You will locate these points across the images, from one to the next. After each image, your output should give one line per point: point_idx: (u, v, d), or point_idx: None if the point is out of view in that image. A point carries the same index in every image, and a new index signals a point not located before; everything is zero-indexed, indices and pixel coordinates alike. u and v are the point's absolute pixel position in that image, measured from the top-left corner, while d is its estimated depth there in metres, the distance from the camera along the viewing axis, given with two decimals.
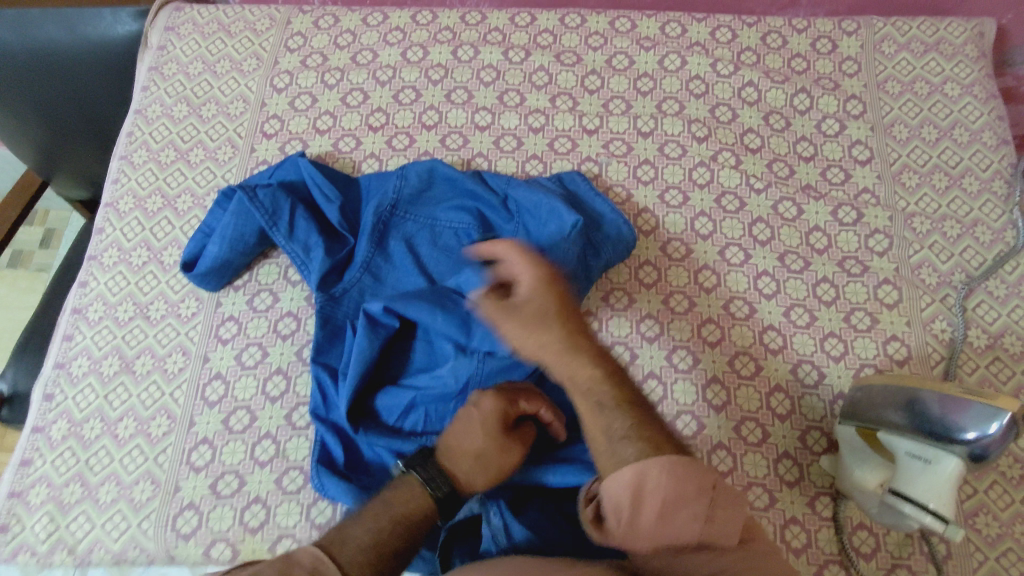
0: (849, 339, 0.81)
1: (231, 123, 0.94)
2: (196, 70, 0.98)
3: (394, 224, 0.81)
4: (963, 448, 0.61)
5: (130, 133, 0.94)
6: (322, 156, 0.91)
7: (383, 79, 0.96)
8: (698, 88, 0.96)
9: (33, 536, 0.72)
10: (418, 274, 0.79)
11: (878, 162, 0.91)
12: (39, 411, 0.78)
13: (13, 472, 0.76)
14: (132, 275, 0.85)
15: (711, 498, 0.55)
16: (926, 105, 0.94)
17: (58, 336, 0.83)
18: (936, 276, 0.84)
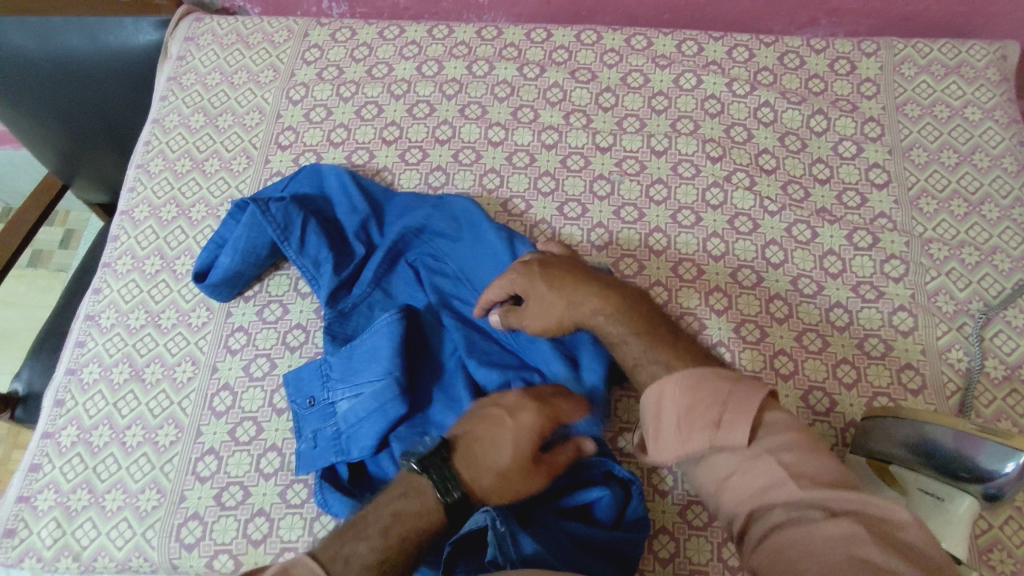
0: (862, 366, 0.80)
1: (246, 133, 0.94)
2: (213, 81, 0.99)
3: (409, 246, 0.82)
4: (977, 486, 0.60)
5: (147, 142, 0.95)
6: (336, 169, 0.92)
7: (398, 93, 0.96)
8: (713, 107, 0.95)
9: (39, 541, 0.73)
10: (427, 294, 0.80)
11: (895, 186, 0.90)
12: (50, 416, 0.79)
13: (22, 477, 0.76)
14: (145, 283, 0.86)
15: (720, 404, 0.56)
16: (945, 129, 0.93)
17: (71, 342, 0.84)
18: (952, 303, 0.83)
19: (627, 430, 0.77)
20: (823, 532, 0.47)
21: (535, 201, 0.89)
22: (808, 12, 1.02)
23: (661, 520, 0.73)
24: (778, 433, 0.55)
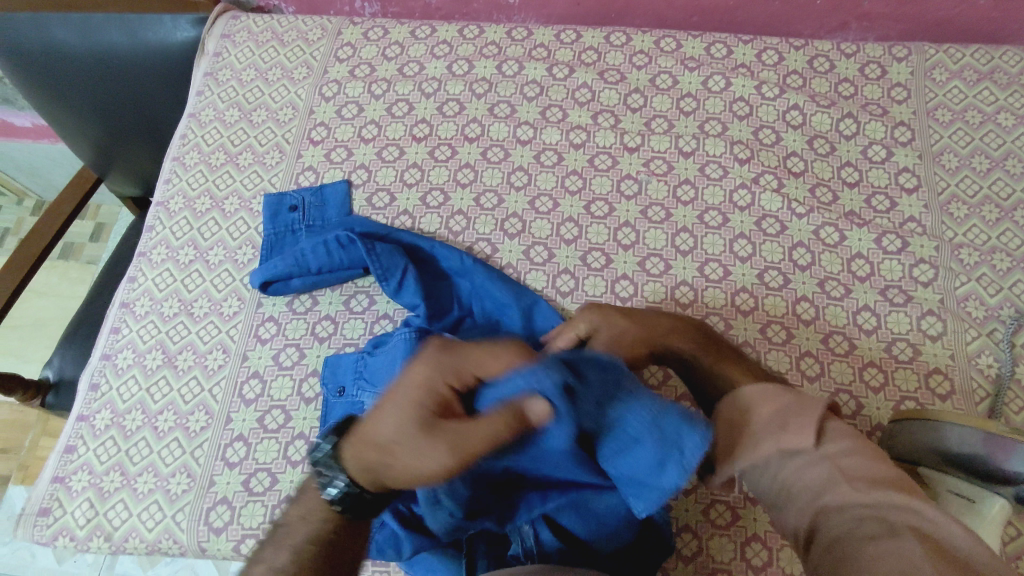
0: (890, 369, 0.79)
1: (280, 129, 0.96)
2: (248, 77, 1.01)
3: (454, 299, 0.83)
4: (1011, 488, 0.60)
5: (183, 135, 0.97)
6: (366, 165, 0.93)
7: (429, 91, 0.98)
8: (742, 109, 0.96)
9: (72, 521, 0.75)
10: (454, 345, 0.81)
11: (926, 190, 0.89)
12: (85, 400, 0.81)
13: (57, 458, 0.78)
14: (179, 272, 0.87)
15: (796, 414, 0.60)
16: (977, 134, 0.92)
17: (106, 328, 0.86)
18: (983, 309, 0.82)
19: None
20: (871, 548, 0.47)
21: (562, 199, 0.90)
22: (839, 16, 1.02)
23: (685, 518, 0.73)
24: (850, 445, 0.58)
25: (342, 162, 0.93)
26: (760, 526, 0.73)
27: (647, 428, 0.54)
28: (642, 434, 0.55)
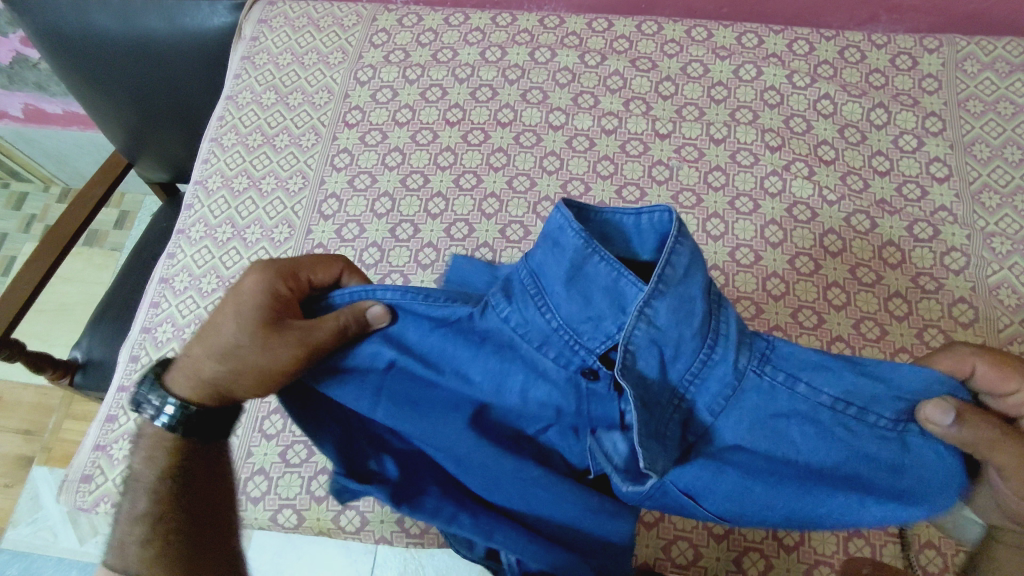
0: (921, 356, 0.80)
1: (316, 112, 0.98)
2: (285, 61, 1.02)
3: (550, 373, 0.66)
4: None
5: (221, 117, 0.99)
6: (400, 147, 0.94)
7: (462, 77, 0.99)
8: (773, 98, 0.96)
9: (113, 488, 0.76)
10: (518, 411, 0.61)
11: (957, 179, 0.90)
12: (126, 371, 0.83)
13: (99, 427, 0.80)
14: (216, 250, 0.89)
15: None
16: (1009, 125, 0.93)
17: (146, 303, 0.87)
18: (1015, 297, 0.82)
19: None
20: None
21: (594, 183, 0.91)
22: (869, 8, 1.03)
23: None
24: None
25: (376, 145, 0.95)
26: None
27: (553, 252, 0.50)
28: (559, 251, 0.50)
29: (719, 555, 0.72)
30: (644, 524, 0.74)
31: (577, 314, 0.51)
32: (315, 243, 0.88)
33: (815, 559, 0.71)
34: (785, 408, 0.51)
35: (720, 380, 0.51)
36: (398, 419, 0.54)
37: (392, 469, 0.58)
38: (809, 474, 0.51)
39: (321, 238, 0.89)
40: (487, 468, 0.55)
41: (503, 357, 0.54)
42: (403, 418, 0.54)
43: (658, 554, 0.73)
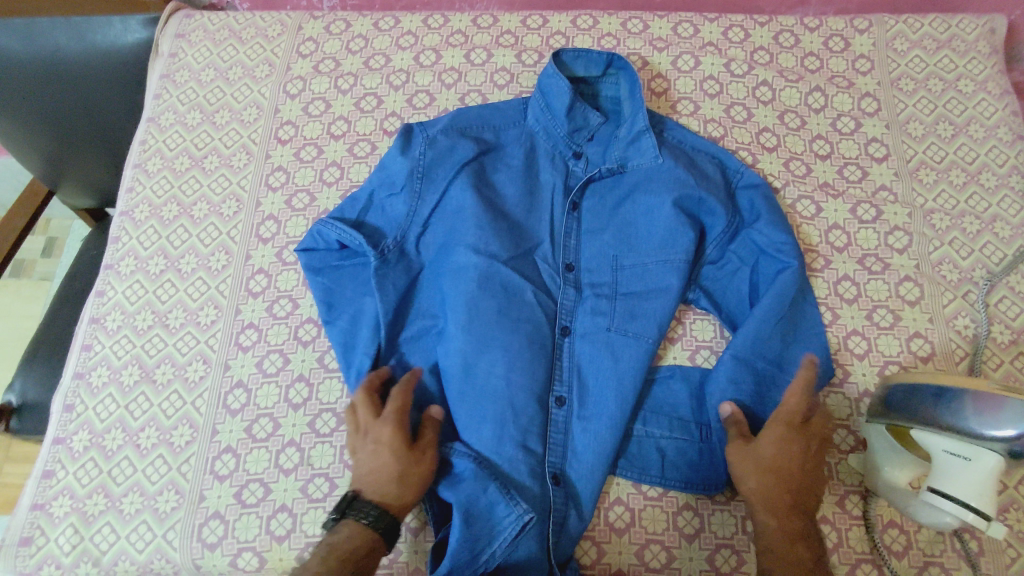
0: (873, 337, 0.81)
1: (245, 129, 0.93)
2: (208, 78, 0.97)
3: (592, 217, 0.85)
4: (1003, 445, 0.58)
5: (143, 141, 0.93)
6: (338, 162, 0.91)
7: (397, 83, 0.96)
8: (712, 87, 0.96)
9: (57, 548, 0.71)
10: (558, 225, 0.84)
11: (895, 159, 0.91)
12: (60, 422, 0.78)
13: (35, 484, 0.75)
14: (150, 284, 0.84)
15: None
16: (940, 101, 0.94)
17: (77, 346, 0.82)
18: (957, 272, 0.84)
19: (644, 409, 0.78)
20: None
21: None
22: None
23: (685, 497, 0.75)
24: None
25: (312, 161, 0.91)
26: None
27: (555, 86, 0.85)
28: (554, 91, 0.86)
29: (693, 555, 0.72)
30: (614, 530, 0.74)
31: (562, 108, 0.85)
32: (255, 269, 0.84)
33: None
34: (644, 206, 0.83)
35: (635, 99, 0.86)
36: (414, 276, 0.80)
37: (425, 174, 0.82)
38: (656, 228, 0.82)
39: (260, 263, 0.85)
40: (500, 118, 0.88)
41: (522, 108, 0.90)
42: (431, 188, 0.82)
43: (631, 559, 0.73)
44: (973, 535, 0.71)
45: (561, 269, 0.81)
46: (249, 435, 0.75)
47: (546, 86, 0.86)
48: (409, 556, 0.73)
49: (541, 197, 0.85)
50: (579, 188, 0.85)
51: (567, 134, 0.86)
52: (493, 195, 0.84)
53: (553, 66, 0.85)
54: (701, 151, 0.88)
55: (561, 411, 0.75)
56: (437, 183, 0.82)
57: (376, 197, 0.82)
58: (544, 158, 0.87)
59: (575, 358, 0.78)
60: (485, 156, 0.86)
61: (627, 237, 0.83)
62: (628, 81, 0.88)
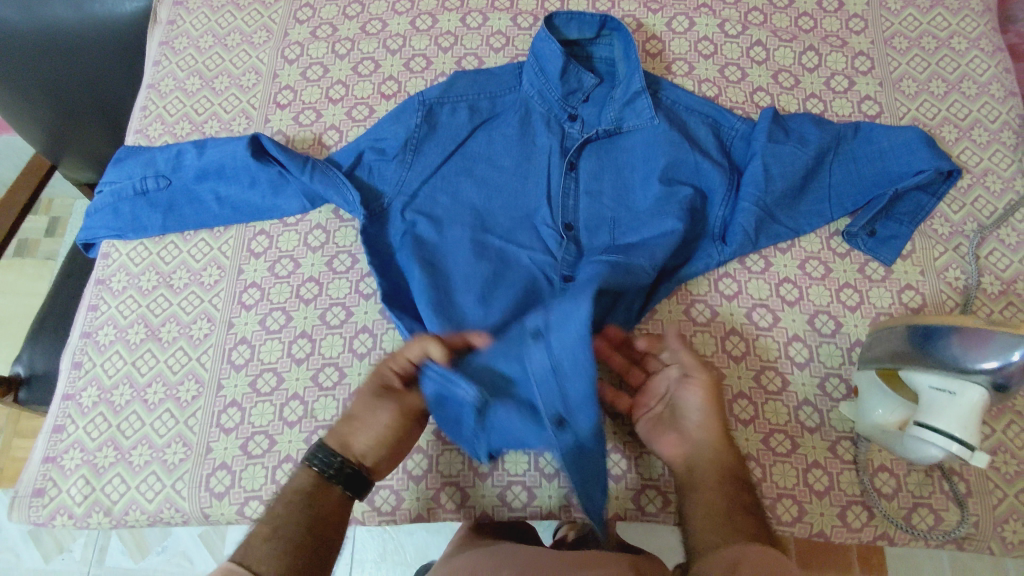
0: (864, 289, 0.82)
1: (244, 94, 0.94)
2: (207, 44, 0.98)
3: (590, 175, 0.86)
4: (986, 377, 0.61)
5: (144, 107, 0.94)
6: (337, 125, 0.92)
7: (394, 48, 0.96)
8: (707, 48, 0.97)
9: (69, 499, 0.73)
10: (556, 184, 0.85)
11: (888, 116, 0.92)
12: (69, 379, 0.79)
13: (46, 439, 0.76)
14: (154, 245, 0.85)
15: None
16: (933, 59, 0.95)
17: (84, 306, 0.84)
18: (948, 226, 0.85)
19: None
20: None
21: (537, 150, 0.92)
22: None
23: None
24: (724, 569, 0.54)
25: (311, 124, 0.92)
26: (753, 445, 0.76)
27: (548, 47, 0.86)
28: (547, 52, 0.86)
29: None
30: (612, 477, 0.76)
31: (556, 70, 0.86)
32: (257, 231, 0.85)
33: (777, 493, 0.74)
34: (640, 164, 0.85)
35: (629, 60, 0.88)
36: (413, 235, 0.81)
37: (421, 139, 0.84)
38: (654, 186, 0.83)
39: (261, 224, 0.86)
40: (495, 81, 0.89)
41: (515, 71, 0.90)
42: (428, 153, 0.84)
43: (628, 505, 0.75)
44: (962, 477, 0.73)
45: (559, 229, 0.82)
46: (253, 389, 0.77)
47: (540, 48, 0.87)
48: (411, 504, 0.75)
49: (538, 160, 0.86)
50: (577, 148, 0.85)
51: (562, 95, 0.87)
52: (488, 166, 0.85)
53: (546, 29, 0.86)
54: (696, 112, 0.88)
55: None
56: (428, 155, 0.84)
57: (366, 161, 0.84)
58: (541, 120, 0.88)
59: None
60: (481, 127, 0.87)
61: (624, 198, 0.84)
62: (622, 42, 0.89)
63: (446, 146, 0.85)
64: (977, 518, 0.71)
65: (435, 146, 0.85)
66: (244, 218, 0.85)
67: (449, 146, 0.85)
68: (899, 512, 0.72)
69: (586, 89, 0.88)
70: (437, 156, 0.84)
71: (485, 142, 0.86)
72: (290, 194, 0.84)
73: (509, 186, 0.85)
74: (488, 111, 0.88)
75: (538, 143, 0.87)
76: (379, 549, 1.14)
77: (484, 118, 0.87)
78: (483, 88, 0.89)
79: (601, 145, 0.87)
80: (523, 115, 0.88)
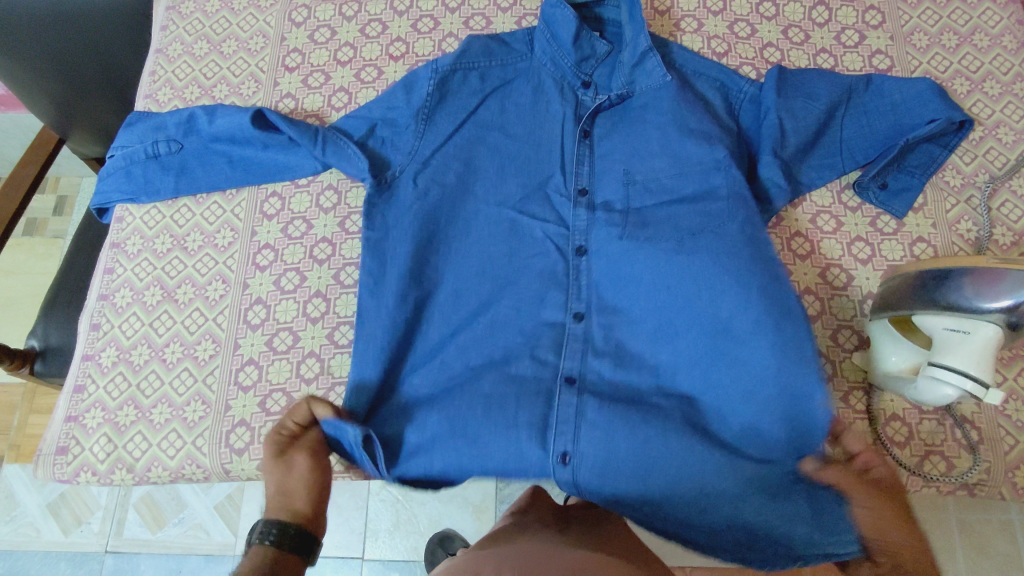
0: (876, 242, 0.83)
1: (253, 58, 0.94)
2: (213, 8, 0.97)
3: (612, 141, 0.83)
4: (999, 315, 0.61)
5: (153, 72, 0.94)
6: (346, 87, 0.92)
7: (401, 9, 0.96)
8: (716, 5, 0.96)
9: (92, 456, 0.75)
10: (563, 154, 0.82)
11: (899, 70, 0.91)
12: (88, 340, 0.80)
13: (67, 399, 0.78)
14: (167, 209, 0.86)
15: None
16: (945, 12, 0.94)
17: (99, 270, 0.84)
18: (960, 178, 0.85)
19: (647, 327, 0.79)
20: None
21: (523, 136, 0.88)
22: None
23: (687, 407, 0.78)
24: None
25: (320, 87, 0.92)
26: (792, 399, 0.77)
27: (558, 9, 0.83)
28: (555, 17, 0.84)
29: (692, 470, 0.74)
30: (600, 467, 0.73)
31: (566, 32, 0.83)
32: (270, 192, 0.86)
33: None
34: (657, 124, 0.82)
35: (636, 18, 0.84)
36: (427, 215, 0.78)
37: (433, 111, 0.82)
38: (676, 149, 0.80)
39: (274, 187, 0.86)
40: (503, 47, 0.86)
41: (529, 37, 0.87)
42: (438, 123, 0.82)
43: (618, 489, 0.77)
44: (974, 425, 0.73)
45: (574, 193, 0.80)
46: (269, 347, 0.78)
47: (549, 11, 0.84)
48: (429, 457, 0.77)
49: (551, 128, 0.83)
50: (590, 116, 0.83)
51: (573, 60, 0.85)
52: (500, 134, 0.83)
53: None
54: (703, 77, 0.86)
55: (578, 324, 0.75)
56: (439, 125, 0.82)
57: (378, 132, 0.82)
58: (553, 86, 0.85)
59: (592, 276, 0.77)
60: (492, 95, 0.85)
61: (643, 160, 0.80)
62: (627, 2, 0.85)
63: (456, 116, 0.83)
64: (989, 464, 0.72)
65: (449, 120, 0.82)
66: (257, 178, 0.85)
67: (460, 116, 0.83)
68: (911, 460, 0.73)
69: (598, 53, 0.86)
70: (451, 124, 0.82)
71: (496, 109, 0.84)
72: (303, 156, 0.82)
73: (524, 157, 0.82)
74: (497, 77, 0.85)
75: (551, 110, 0.84)
76: (392, 520, 1.15)
77: (490, 88, 0.84)
78: (493, 50, 0.86)
79: (613, 113, 0.85)
80: (530, 84, 0.85)
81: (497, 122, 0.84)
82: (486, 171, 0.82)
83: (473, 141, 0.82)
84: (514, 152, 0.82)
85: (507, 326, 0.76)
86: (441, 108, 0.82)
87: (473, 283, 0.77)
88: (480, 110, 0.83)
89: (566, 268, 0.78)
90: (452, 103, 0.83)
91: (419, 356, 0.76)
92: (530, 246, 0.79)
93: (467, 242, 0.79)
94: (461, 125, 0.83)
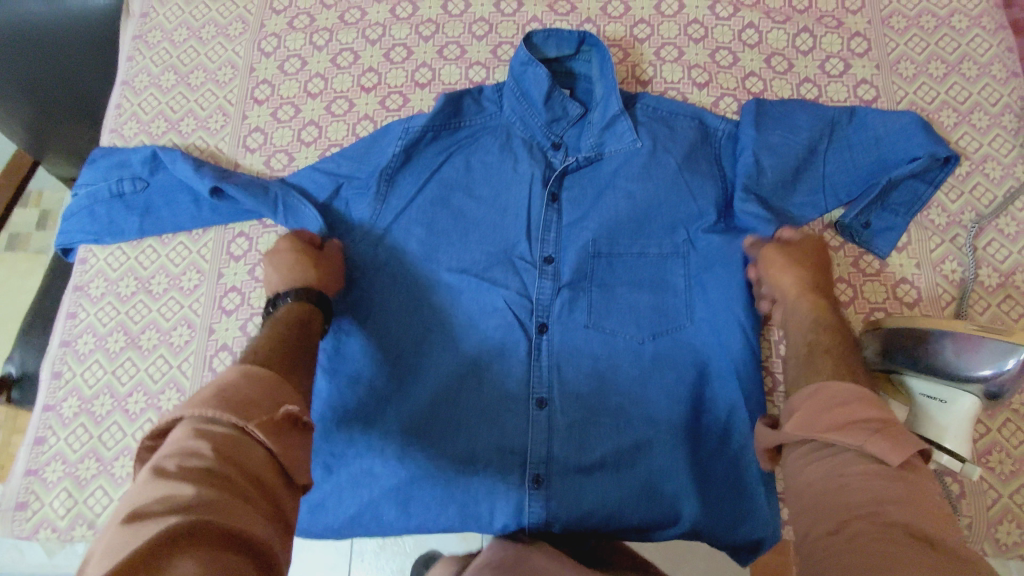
0: (858, 283, 0.81)
1: (221, 90, 0.92)
2: (181, 37, 0.95)
3: (579, 204, 0.80)
4: (980, 386, 0.61)
5: (118, 105, 0.92)
6: (315, 121, 0.89)
7: (373, 38, 0.93)
8: (697, 32, 0.93)
9: (52, 512, 0.73)
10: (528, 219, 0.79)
11: (884, 101, 0.89)
12: (49, 389, 0.78)
13: (28, 451, 0.76)
14: (131, 250, 0.84)
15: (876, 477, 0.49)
16: (933, 39, 0.91)
17: (62, 315, 0.82)
18: (945, 216, 0.83)
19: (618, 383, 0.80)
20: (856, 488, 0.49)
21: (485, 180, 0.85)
22: None
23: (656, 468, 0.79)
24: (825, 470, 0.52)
25: (290, 120, 0.89)
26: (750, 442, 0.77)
27: (529, 68, 0.80)
28: (525, 75, 0.81)
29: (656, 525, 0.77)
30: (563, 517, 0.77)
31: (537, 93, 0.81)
32: (236, 232, 0.83)
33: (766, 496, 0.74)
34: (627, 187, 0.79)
35: (609, 78, 0.81)
36: (389, 288, 0.78)
37: (396, 178, 0.80)
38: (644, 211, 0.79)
39: (241, 227, 0.84)
40: (470, 103, 0.83)
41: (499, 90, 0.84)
42: (401, 188, 0.80)
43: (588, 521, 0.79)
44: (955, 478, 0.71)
45: (539, 262, 0.78)
46: None
47: (519, 70, 0.81)
48: None
49: (517, 189, 0.80)
50: (558, 178, 0.80)
51: (544, 117, 0.82)
52: (465, 196, 0.81)
53: (526, 52, 0.80)
54: (680, 117, 0.83)
55: (543, 410, 0.74)
56: (403, 188, 0.80)
57: (344, 192, 0.80)
58: (522, 145, 0.82)
59: (555, 353, 0.76)
60: (458, 152, 0.82)
61: (612, 225, 0.78)
62: (602, 57, 0.82)
63: (419, 178, 0.80)
64: (969, 519, 0.70)
65: (409, 190, 0.80)
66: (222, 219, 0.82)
67: (422, 182, 0.80)
68: None
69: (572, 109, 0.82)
70: (414, 191, 0.80)
71: (462, 168, 0.81)
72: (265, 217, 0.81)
73: (486, 222, 0.80)
74: (463, 135, 0.83)
75: (517, 173, 0.81)
76: None
77: (454, 149, 0.82)
78: (463, 107, 0.83)
79: (583, 173, 0.82)
80: (499, 142, 0.83)
81: (461, 184, 0.81)
82: (449, 236, 0.79)
83: (435, 207, 0.80)
84: (477, 219, 0.80)
85: (468, 399, 0.75)
86: (406, 171, 0.80)
87: (434, 361, 0.76)
88: (445, 172, 0.81)
89: (529, 345, 0.76)
90: (414, 169, 0.81)
91: (377, 430, 0.75)
92: (492, 317, 0.77)
93: (429, 315, 0.78)
94: (424, 190, 0.80)
